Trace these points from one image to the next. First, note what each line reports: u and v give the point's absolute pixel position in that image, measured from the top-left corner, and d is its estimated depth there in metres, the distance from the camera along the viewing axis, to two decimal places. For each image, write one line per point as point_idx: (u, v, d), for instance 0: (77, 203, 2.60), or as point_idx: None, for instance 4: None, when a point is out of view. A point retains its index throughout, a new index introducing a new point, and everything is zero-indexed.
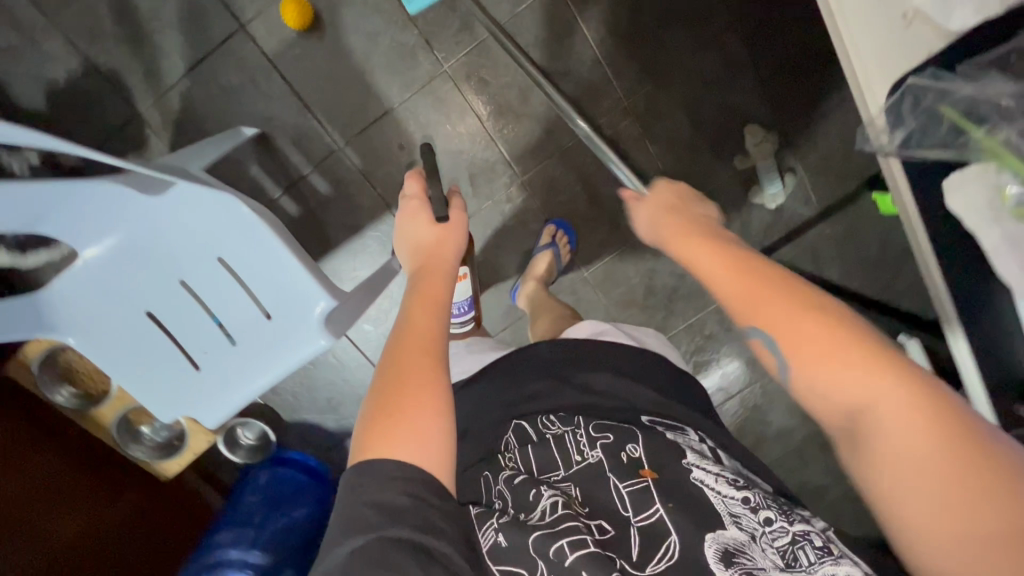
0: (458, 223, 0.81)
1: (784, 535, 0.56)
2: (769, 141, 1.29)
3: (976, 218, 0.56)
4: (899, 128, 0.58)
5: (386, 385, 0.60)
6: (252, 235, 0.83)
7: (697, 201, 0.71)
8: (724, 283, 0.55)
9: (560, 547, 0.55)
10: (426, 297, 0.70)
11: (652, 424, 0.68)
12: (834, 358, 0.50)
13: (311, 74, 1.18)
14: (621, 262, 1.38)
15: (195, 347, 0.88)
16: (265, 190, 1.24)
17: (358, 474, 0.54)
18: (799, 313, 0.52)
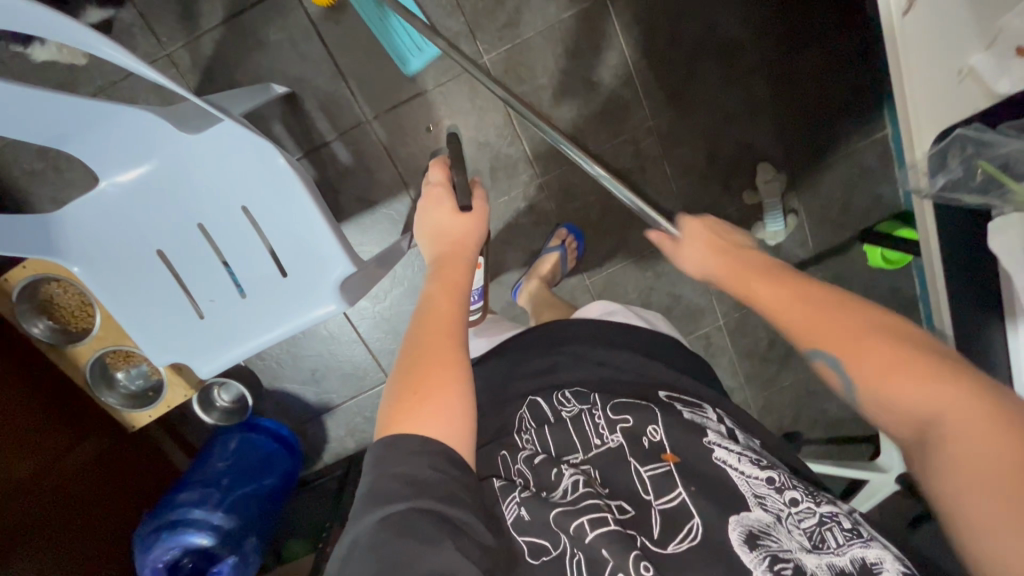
0: (479, 215, 0.85)
1: (811, 517, 0.59)
2: (779, 181, 1.34)
3: (1011, 257, 0.65)
4: (941, 172, 0.67)
5: (413, 364, 0.65)
6: (285, 191, 0.82)
7: (728, 231, 0.73)
8: (770, 296, 0.58)
9: (580, 525, 0.58)
10: (447, 282, 0.76)
11: (669, 399, 0.72)
12: (898, 374, 0.49)
13: (350, 43, 1.18)
14: (623, 274, 1.42)
15: (202, 293, 0.86)
16: (284, 150, 1.22)
17: (386, 449, 0.59)
18: (860, 332, 0.52)
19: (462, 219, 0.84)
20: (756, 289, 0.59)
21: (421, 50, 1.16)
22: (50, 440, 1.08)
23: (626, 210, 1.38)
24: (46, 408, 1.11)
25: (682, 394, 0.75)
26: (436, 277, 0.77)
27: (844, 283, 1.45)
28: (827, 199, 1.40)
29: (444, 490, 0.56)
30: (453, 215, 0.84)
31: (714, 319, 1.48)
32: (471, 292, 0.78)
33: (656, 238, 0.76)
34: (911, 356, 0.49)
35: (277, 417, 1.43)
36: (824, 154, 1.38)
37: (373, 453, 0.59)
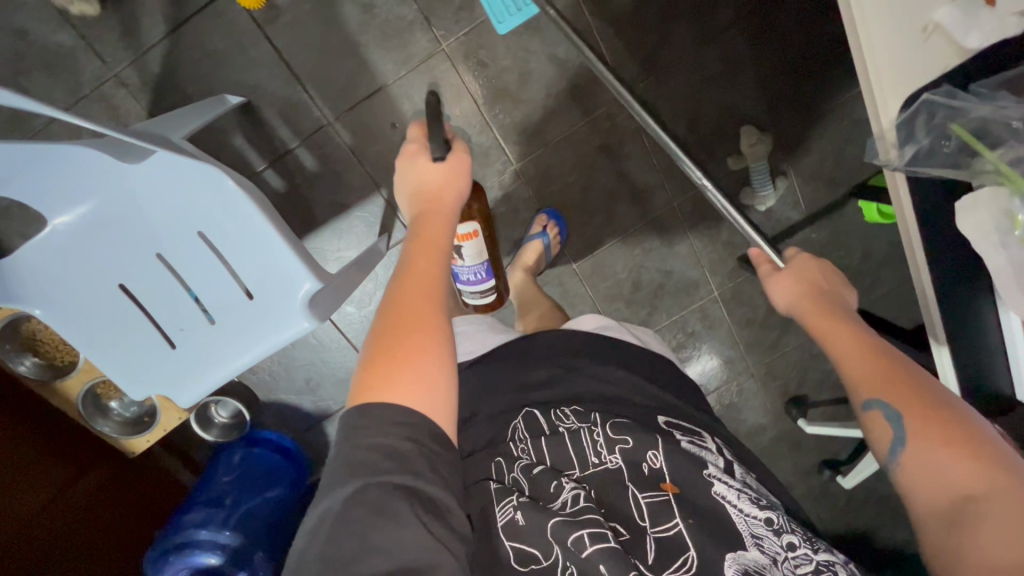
0: (461, 168, 0.80)
1: (808, 563, 0.58)
2: (763, 142, 1.28)
3: (987, 238, 0.65)
4: (911, 142, 0.65)
5: (387, 326, 0.63)
6: (240, 214, 0.80)
7: (834, 280, 0.79)
8: (850, 350, 0.67)
9: (579, 537, 0.57)
10: (426, 242, 0.73)
11: (668, 426, 0.71)
12: (951, 444, 0.56)
13: (301, 44, 1.13)
14: (612, 256, 1.38)
15: (171, 324, 0.85)
16: (248, 162, 1.19)
17: (358, 418, 0.57)
18: (924, 401, 0.60)
19: (441, 169, 0.78)
20: (838, 340, 0.68)
21: (520, 10, 1.16)
22: (56, 471, 1.09)
23: (607, 189, 1.33)
24: (48, 441, 1.12)
25: (680, 420, 0.73)
26: (414, 238, 0.73)
27: (841, 242, 1.40)
28: (817, 157, 1.34)
29: (420, 465, 0.56)
30: (431, 168, 0.78)
31: (708, 292, 1.44)
32: (452, 253, 0.74)
33: (760, 264, 0.85)
34: (961, 431, 0.57)
35: (277, 428, 1.44)
36: (810, 110, 1.31)
37: (345, 421, 0.57)
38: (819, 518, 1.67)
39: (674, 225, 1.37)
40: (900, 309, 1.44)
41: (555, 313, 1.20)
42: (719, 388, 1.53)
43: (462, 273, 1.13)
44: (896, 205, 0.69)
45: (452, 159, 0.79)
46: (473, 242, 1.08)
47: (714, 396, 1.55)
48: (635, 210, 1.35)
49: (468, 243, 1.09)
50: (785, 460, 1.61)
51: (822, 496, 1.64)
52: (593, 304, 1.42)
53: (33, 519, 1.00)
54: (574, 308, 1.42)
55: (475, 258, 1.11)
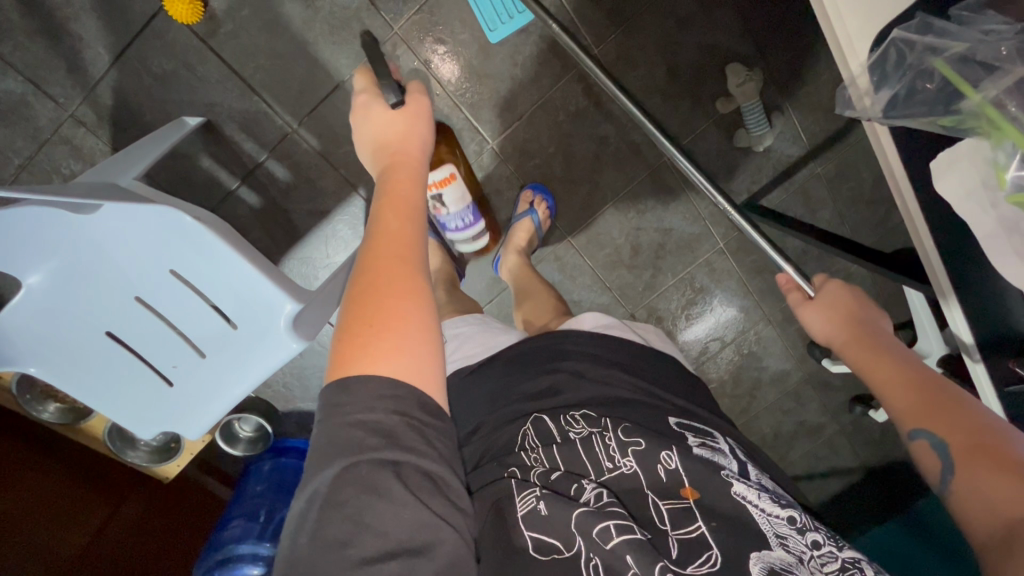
0: (422, 114, 0.75)
1: (833, 561, 0.56)
2: (754, 80, 1.19)
3: (975, 197, 0.62)
4: (885, 84, 0.64)
5: (361, 291, 0.58)
6: (204, 247, 0.79)
7: (871, 309, 0.78)
8: (892, 383, 0.64)
9: (605, 528, 0.55)
10: (396, 198, 0.67)
11: (681, 428, 0.68)
12: (1002, 469, 0.51)
13: (249, 52, 1.08)
14: (608, 222, 1.33)
15: (164, 362, 0.85)
16: (220, 182, 1.16)
17: (339, 394, 0.52)
18: (973, 426, 0.56)
19: (399, 119, 0.73)
20: (876, 371, 0.67)
21: (512, 18, 1.12)
22: (96, 505, 1.14)
23: (590, 154, 1.27)
24: (82, 483, 1.15)
25: (692, 421, 0.71)
26: (382, 195, 0.68)
27: (851, 173, 1.31)
28: (814, 86, 1.25)
29: (411, 440, 0.51)
30: (390, 119, 0.73)
31: (712, 243, 1.38)
32: (425, 210, 0.69)
33: (784, 281, 0.87)
34: (1005, 455, 0.53)
35: (301, 435, 1.46)
36: (800, 36, 1.21)
37: (325, 399, 0.52)
38: (857, 454, 1.63)
39: (667, 180, 1.31)
40: None
41: (550, 296, 1.17)
42: (736, 339, 1.48)
43: (449, 220, 1.20)
44: (877, 149, 0.67)
45: (408, 105, 0.74)
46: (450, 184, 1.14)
47: (732, 348, 1.50)
48: (624, 170, 1.29)
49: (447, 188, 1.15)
50: (813, 402, 1.56)
51: (856, 432, 1.60)
52: (594, 273, 1.38)
53: (85, 549, 1.05)
54: (575, 281, 1.38)
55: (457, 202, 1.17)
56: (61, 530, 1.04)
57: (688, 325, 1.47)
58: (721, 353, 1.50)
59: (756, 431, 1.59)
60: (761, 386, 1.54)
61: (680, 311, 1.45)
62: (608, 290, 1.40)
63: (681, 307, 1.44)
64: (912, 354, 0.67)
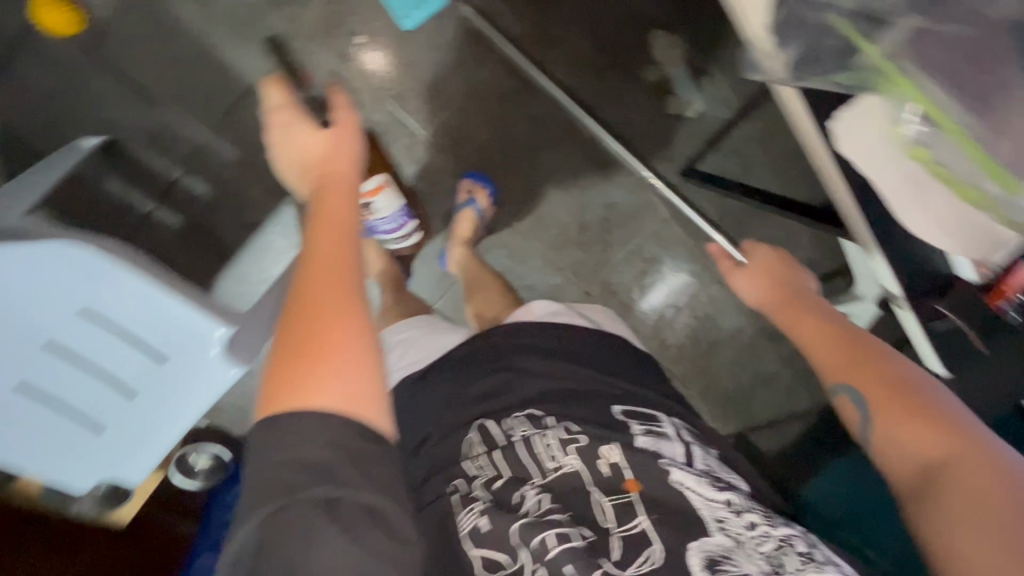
0: (346, 127, 0.70)
1: (768, 541, 0.57)
2: (677, 46, 1.24)
3: (874, 158, 0.60)
4: (789, 46, 0.58)
5: (291, 319, 0.54)
6: (114, 281, 0.73)
7: (802, 277, 0.86)
8: (824, 347, 0.72)
9: (544, 539, 0.56)
10: (327, 220, 0.61)
11: (626, 417, 0.69)
12: (913, 415, 0.59)
13: (150, 62, 1.04)
14: (551, 202, 1.32)
15: (92, 406, 0.79)
16: (132, 206, 1.07)
17: (268, 432, 0.48)
18: (887, 379, 0.63)
19: (322, 138, 0.69)
20: (811, 335, 0.75)
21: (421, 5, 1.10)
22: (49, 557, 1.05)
23: (524, 135, 1.25)
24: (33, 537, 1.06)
25: (637, 406, 0.71)
26: (313, 216, 0.63)
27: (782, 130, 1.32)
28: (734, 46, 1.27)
29: (347, 474, 0.47)
30: (313, 137, 0.70)
31: (656, 213, 1.40)
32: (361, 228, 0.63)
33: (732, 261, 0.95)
34: (915, 397, 0.61)
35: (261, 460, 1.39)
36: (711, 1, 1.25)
37: (254, 437, 0.49)
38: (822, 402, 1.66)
39: (603, 153, 1.31)
40: None
41: (499, 285, 1.16)
42: (691, 303, 1.49)
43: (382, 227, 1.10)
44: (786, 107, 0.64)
45: (337, 121, 0.70)
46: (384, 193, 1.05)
47: (687, 313, 1.51)
48: (561, 148, 1.28)
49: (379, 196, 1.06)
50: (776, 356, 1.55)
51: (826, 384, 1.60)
52: (544, 255, 1.37)
53: None
54: (526, 265, 1.37)
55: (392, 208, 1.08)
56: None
57: (645, 297, 1.47)
58: (679, 320, 1.51)
59: (719, 388, 1.55)
60: (719, 348, 1.53)
61: (634, 283, 1.45)
62: (561, 270, 1.38)
63: (635, 278, 1.44)
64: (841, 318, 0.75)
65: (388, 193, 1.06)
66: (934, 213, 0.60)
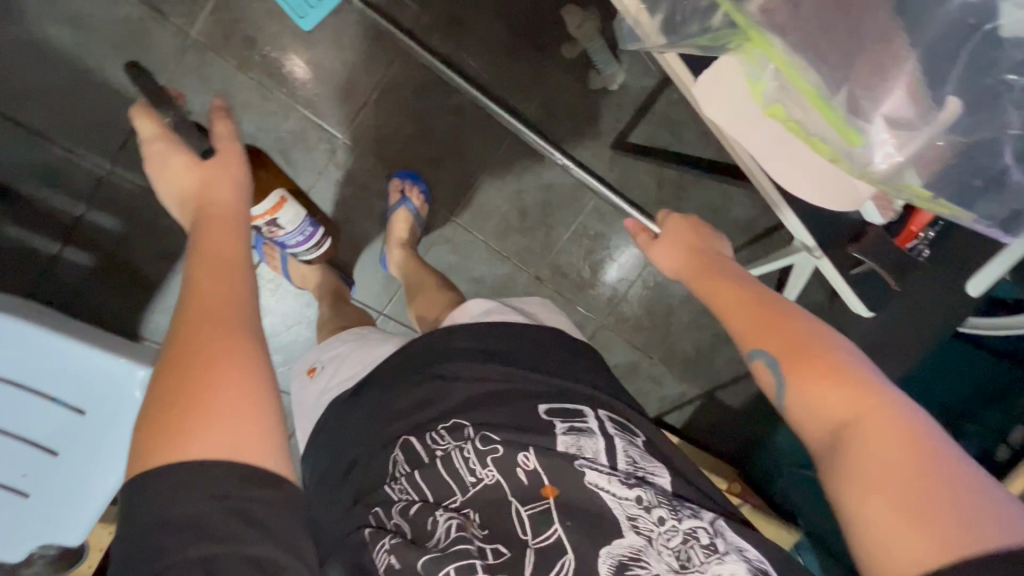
0: (227, 155, 0.65)
1: (677, 535, 0.59)
2: (591, 19, 1.19)
3: (740, 116, 0.61)
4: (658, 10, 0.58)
5: (165, 367, 0.48)
6: (13, 336, 0.69)
7: (710, 236, 0.79)
8: (732, 305, 0.62)
9: (448, 574, 0.54)
10: (208, 255, 0.56)
11: (551, 415, 0.68)
12: (831, 379, 0.52)
13: (30, 94, 0.96)
14: (487, 192, 1.30)
15: (9, 474, 0.74)
16: (35, 249, 1.00)
17: (134, 495, 0.43)
18: (804, 339, 0.55)
19: (196, 173, 0.64)
20: (718, 295, 0.65)
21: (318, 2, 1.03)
22: None
23: (449, 127, 1.22)
24: None
25: (563, 402, 0.70)
26: (192, 249, 0.57)
27: None
28: None
29: (231, 527, 0.42)
30: (187, 168, 0.64)
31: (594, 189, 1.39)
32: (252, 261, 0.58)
33: (632, 227, 0.84)
34: (826, 355, 0.53)
35: None
36: None
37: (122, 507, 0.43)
38: None
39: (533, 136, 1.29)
40: None
41: (439, 284, 1.13)
42: (643, 275, 1.50)
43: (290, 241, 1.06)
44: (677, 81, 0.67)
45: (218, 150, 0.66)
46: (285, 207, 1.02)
47: (640, 284, 1.52)
48: (489, 135, 1.26)
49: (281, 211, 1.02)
50: None
51: None
52: (488, 245, 1.35)
53: None
54: (471, 258, 1.35)
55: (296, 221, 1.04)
56: None
57: (596, 276, 1.47)
58: (633, 293, 1.51)
59: (681, 354, 1.57)
60: (675, 312, 1.54)
61: (582, 262, 1.45)
62: (507, 259, 1.37)
63: (582, 258, 1.44)
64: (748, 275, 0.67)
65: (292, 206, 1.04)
66: (801, 168, 0.61)
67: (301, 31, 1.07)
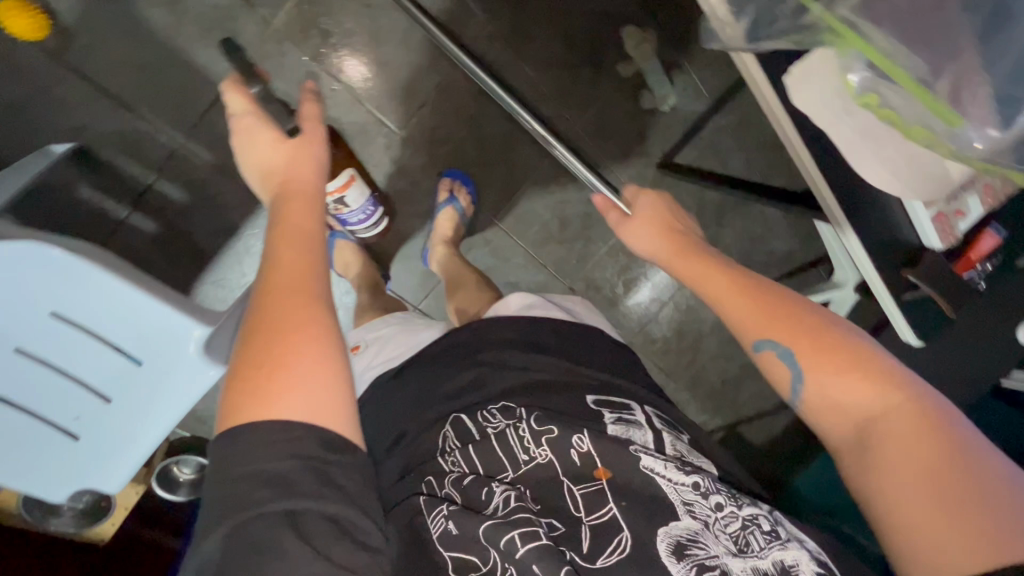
0: (314, 137, 0.71)
1: (735, 521, 0.60)
2: (648, 40, 1.25)
3: (831, 107, 0.64)
4: (742, 15, 0.61)
5: (255, 332, 0.54)
6: (85, 284, 0.71)
7: (681, 216, 0.82)
8: (739, 301, 0.64)
9: (510, 539, 0.57)
10: (291, 229, 0.62)
11: (597, 406, 0.71)
12: (856, 372, 0.56)
13: (116, 66, 1.00)
14: (531, 201, 1.33)
15: (66, 415, 0.78)
16: (106, 211, 1.06)
17: (226, 444, 0.48)
18: (818, 333, 0.60)
19: (282, 149, 0.69)
20: (714, 286, 0.67)
21: None
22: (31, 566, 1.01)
23: (503, 133, 1.26)
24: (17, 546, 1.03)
25: (609, 395, 0.74)
26: (274, 224, 0.63)
27: (751, 123, 1.38)
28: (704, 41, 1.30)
29: (309, 485, 0.48)
30: (273, 146, 0.69)
31: None
32: (326, 239, 0.65)
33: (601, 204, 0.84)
34: (851, 351, 0.58)
35: None
36: None
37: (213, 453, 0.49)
38: None
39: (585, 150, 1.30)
40: None
41: (479, 283, 1.17)
42: (674, 297, 1.52)
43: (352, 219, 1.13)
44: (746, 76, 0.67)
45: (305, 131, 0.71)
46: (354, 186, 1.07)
47: (671, 306, 1.54)
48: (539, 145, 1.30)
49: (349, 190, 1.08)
50: None
51: None
52: (527, 253, 1.37)
53: None
54: (509, 263, 1.37)
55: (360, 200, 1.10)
56: None
57: (628, 293, 1.49)
58: (663, 313, 1.53)
59: (704, 380, 1.60)
60: (703, 339, 1.57)
61: (616, 278, 1.47)
62: (544, 267, 1.39)
63: (617, 274, 1.46)
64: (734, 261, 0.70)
65: (359, 186, 1.09)
66: (885, 161, 0.64)
67: (371, 27, 1.11)
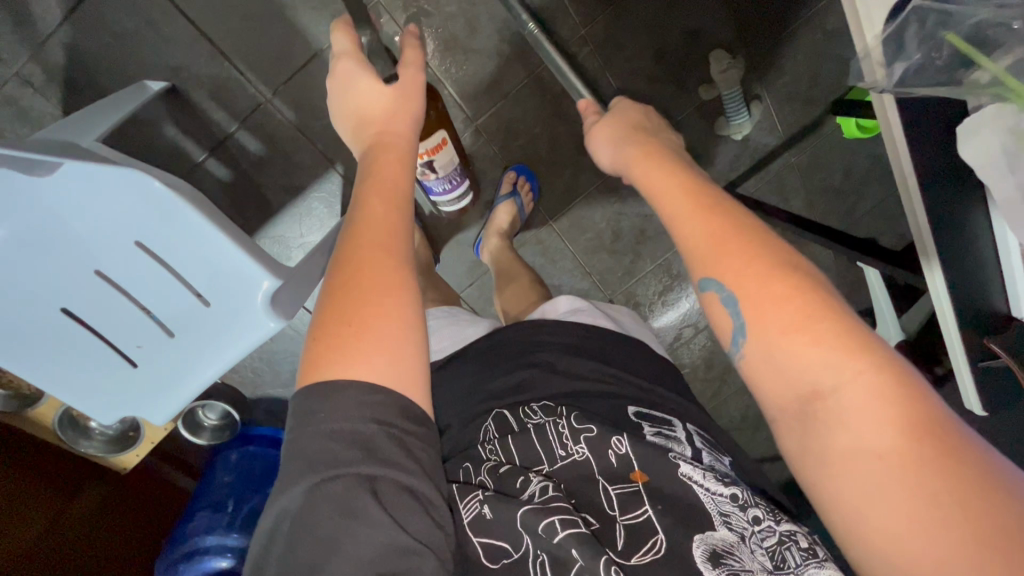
0: (416, 87, 0.71)
1: (772, 535, 0.59)
2: (736, 67, 1.20)
3: (987, 163, 0.62)
4: (897, 62, 0.63)
5: (339, 288, 0.56)
6: (174, 218, 0.73)
7: (652, 121, 0.71)
8: (700, 239, 0.54)
9: (550, 524, 0.57)
10: (383, 180, 0.64)
11: (639, 418, 0.71)
12: (808, 332, 0.48)
13: (220, 13, 1.00)
14: (589, 208, 1.33)
15: (127, 341, 0.79)
16: (186, 152, 1.09)
17: (311, 401, 0.51)
18: (768, 273, 0.50)
19: (388, 93, 0.69)
20: (665, 201, 0.57)
21: None
22: (58, 493, 1.06)
23: (574, 136, 1.26)
24: (46, 472, 1.07)
25: (651, 410, 0.73)
26: (367, 175, 0.65)
27: (821, 165, 1.38)
28: (791, 76, 1.28)
29: (391, 452, 0.50)
30: (378, 91, 0.68)
31: None
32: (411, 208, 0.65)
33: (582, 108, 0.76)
34: (817, 309, 0.48)
35: (271, 423, 1.42)
36: (784, 28, 1.24)
37: (295, 405, 0.52)
38: None
39: None
40: (880, 225, 1.45)
41: (531, 280, 1.17)
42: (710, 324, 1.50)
43: (435, 185, 1.09)
44: (884, 123, 0.67)
45: (404, 80, 0.70)
46: (443, 152, 1.02)
47: (705, 333, 1.53)
48: None
49: (438, 154, 1.03)
50: None
51: None
52: (574, 258, 1.38)
53: (48, 532, 1.00)
54: (555, 265, 1.38)
55: (448, 168, 1.06)
56: (30, 507, 1.00)
57: (665, 313, 1.49)
58: (695, 339, 1.52)
59: (722, 409, 1.60)
60: (732, 371, 1.56)
61: (656, 297, 1.46)
62: (588, 276, 1.40)
63: (658, 293, 1.45)
64: (688, 164, 0.62)
65: (448, 149, 1.03)
66: None
67: (471, 13, 1.10)
